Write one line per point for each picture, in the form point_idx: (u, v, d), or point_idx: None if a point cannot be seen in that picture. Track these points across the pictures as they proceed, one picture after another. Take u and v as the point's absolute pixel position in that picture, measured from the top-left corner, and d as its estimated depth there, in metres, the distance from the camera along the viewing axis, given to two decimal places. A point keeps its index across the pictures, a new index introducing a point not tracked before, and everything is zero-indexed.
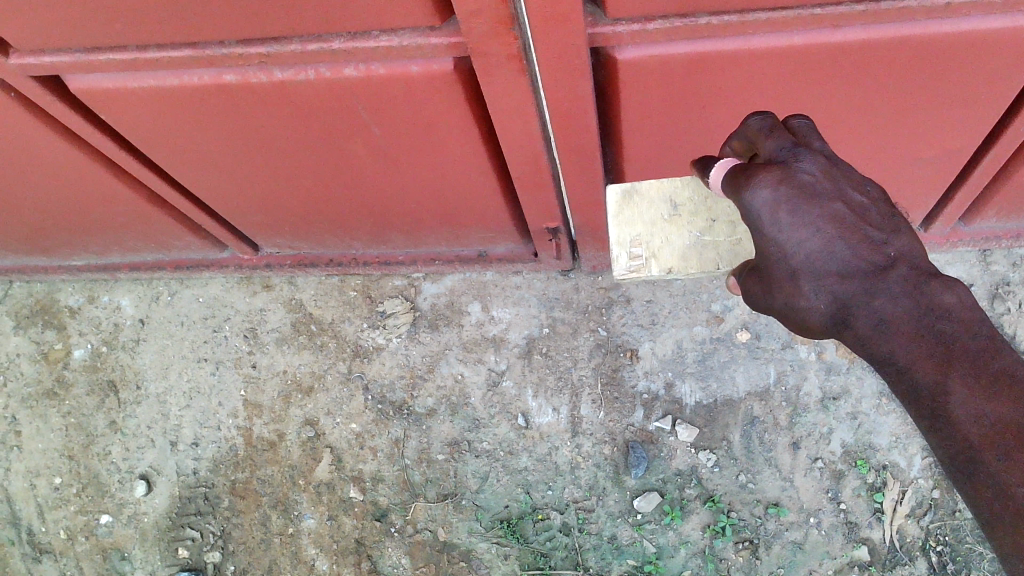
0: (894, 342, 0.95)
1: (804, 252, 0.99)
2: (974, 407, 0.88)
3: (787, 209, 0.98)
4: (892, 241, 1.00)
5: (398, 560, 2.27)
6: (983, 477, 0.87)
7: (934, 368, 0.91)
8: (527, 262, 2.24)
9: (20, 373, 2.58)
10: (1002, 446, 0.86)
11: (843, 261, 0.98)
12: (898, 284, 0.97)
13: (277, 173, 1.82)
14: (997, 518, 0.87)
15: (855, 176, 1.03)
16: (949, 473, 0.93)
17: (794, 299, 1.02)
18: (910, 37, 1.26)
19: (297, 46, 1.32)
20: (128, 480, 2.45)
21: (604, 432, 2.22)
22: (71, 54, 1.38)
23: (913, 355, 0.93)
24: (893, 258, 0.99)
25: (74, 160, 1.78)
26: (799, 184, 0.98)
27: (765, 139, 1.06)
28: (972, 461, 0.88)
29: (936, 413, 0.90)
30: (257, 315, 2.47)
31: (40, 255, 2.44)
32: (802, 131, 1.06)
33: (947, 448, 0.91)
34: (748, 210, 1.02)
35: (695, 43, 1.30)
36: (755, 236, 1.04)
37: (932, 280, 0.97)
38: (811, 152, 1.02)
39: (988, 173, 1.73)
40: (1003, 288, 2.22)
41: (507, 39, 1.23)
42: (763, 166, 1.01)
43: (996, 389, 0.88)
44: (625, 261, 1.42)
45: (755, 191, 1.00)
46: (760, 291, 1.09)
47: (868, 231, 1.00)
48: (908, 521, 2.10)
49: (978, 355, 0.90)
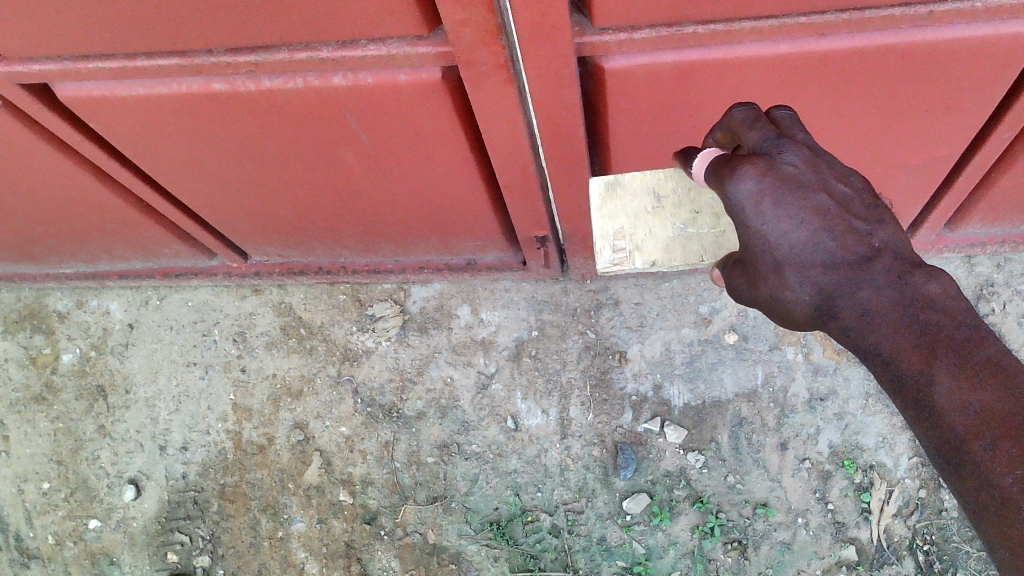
0: (881, 332, 0.96)
1: (789, 244, 1.00)
2: (960, 397, 0.90)
3: (771, 200, 0.99)
4: (876, 231, 1.01)
5: (387, 563, 2.27)
6: (971, 467, 0.89)
7: (920, 359, 0.93)
8: (515, 271, 2.24)
9: (9, 378, 2.57)
10: (989, 435, 0.88)
11: (828, 253, 1.00)
12: (883, 275, 0.98)
13: (265, 180, 1.82)
14: (983, 508, 0.89)
15: (838, 167, 1.04)
16: (936, 463, 0.95)
17: (779, 291, 1.03)
18: (894, 45, 1.27)
19: (285, 54, 1.32)
20: (117, 485, 2.45)
21: (593, 434, 2.23)
22: (59, 61, 1.38)
23: (898, 346, 0.95)
24: (878, 249, 1.00)
25: (60, 167, 1.77)
26: (783, 175, 0.99)
27: (749, 129, 1.07)
28: (958, 450, 0.90)
29: (923, 403, 0.92)
30: (247, 318, 2.47)
31: (28, 263, 2.44)
32: (785, 122, 1.08)
33: (934, 439, 0.93)
34: (732, 201, 1.03)
35: (682, 52, 1.31)
36: (740, 227, 1.05)
37: (915, 271, 0.98)
38: (794, 143, 1.03)
39: (972, 179, 1.75)
40: (988, 290, 2.24)
41: (495, 49, 1.23)
42: (746, 157, 1.02)
43: (982, 379, 0.90)
44: (608, 254, 1.41)
45: (739, 182, 1.01)
46: (745, 284, 1.08)
47: (854, 223, 1.00)
48: (895, 521, 2.11)
49: (962, 345, 0.92)
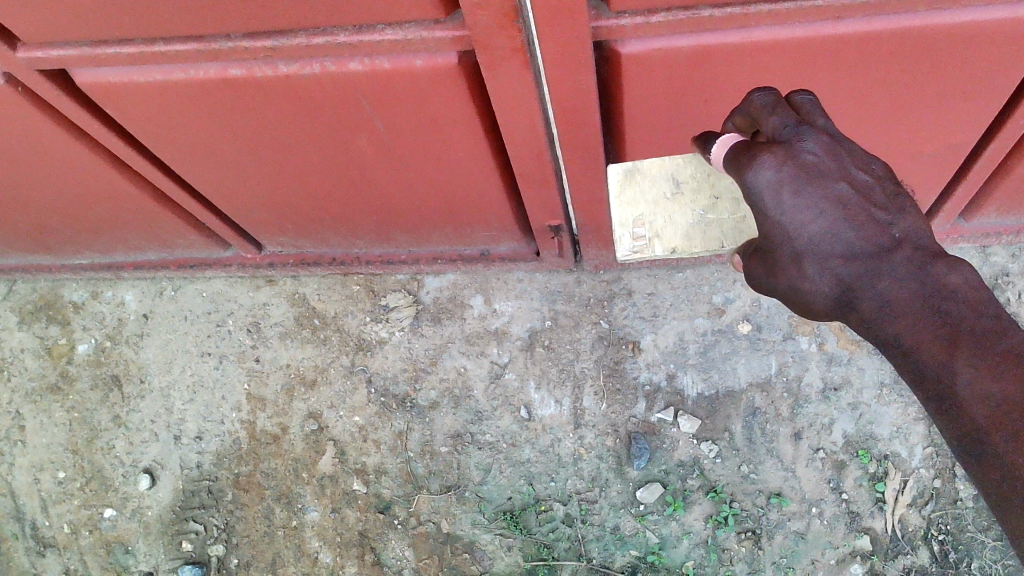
0: (900, 323, 0.95)
1: (808, 234, 1.00)
2: (982, 387, 0.88)
3: (791, 189, 0.99)
4: (898, 222, 1.01)
5: (401, 552, 2.28)
6: (991, 458, 0.87)
7: (939, 350, 0.92)
8: (528, 261, 2.25)
9: (24, 369, 2.58)
10: (1011, 427, 0.86)
11: (847, 244, 1.00)
12: (903, 266, 0.98)
13: (281, 168, 1.82)
14: (1007, 501, 0.87)
15: (859, 155, 1.03)
16: (957, 457, 0.93)
17: (798, 282, 1.04)
18: (912, 28, 1.27)
19: (302, 39, 1.32)
20: (131, 474, 2.46)
21: (606, 424, 2.23)
22: (78, 47, 1.39)
23: (919, 337, 0.93)
24: (898, 239, 1.00)
25: (78, 157, 1.79)
26: (803, 164, 1.00)
27: (768, 116, 1.05)
28: (979, 443, 0.89)
29: (943, 395, 0.91)
30: (261, 309, 2.48)
31: (44, 254, 2.45)
32: (805, 107, 1.06)
33: (953, 430, 0.92)
34: (751, 189, 1.02)
35: (698, 36, 1.30)
36: (758, 217, 1.05)
37: (937, 261, 0.98)
38: (814, 130, 1.02)
39: (985, 171, 1.77)
40: (1003, 279, 2.24)
41: (511, 33, 1.24)
42: (766, 146, 1.01)
43: (1004, 369, 0.88)
44: (628, 242, 1.42)
45: (759, 170, 1.00)
46: (763, 272, 1.10)
47: (874, 213, 1.00)
48: (910, 511, 2.11)
49: (985, 335, 0.91)
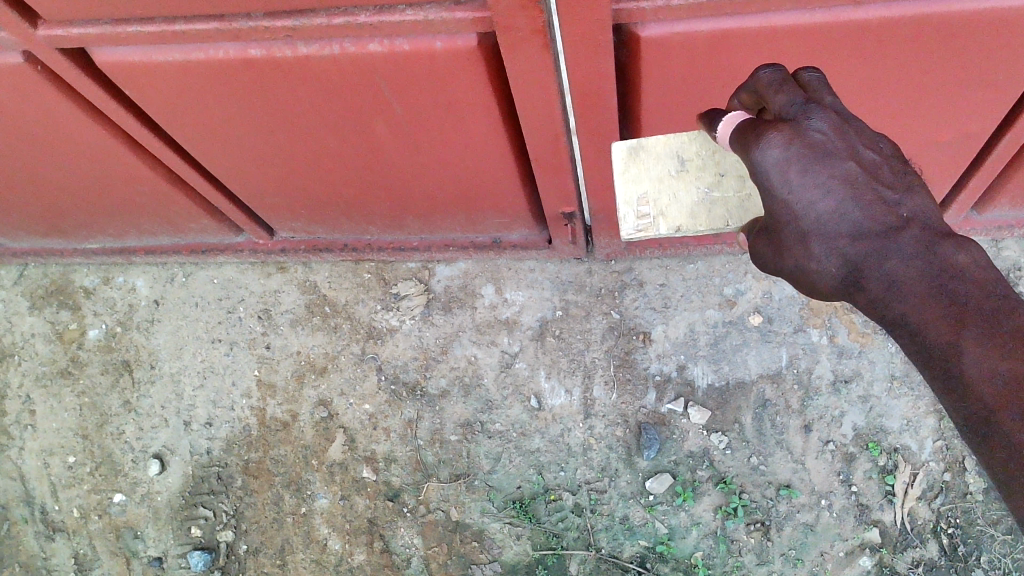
0: (908, 303, 0.95)
1: (816, 214, 0.99)
2: (988, 366, 0.89)
3: (797, 167, 0.98)
4: (905, 201, 1.00)
5: (410, 540, 2.28)
6: (997, 436, 0.89)
7: (947, 329, 0.91)
8: (540, 250, 2.26)
9: (36, 353, 2.59)
10: (1018, 405, 0.88)
11: (853, 224, 0.99)
12: (911, 245, 0.97)
13: (296, 151, 1.83)
14: (1013, 480, 0.88)
15: (867, 134, 1.02)
16: (963, 435, 0.94)
17: (805, 262, 1.03)
18: (931, 14, 1.27)
19: (322, 19, 1.32)
20: (141, 460, 2.47)
21: (617, 414, 2.23)
22: (99, 26, 1.39)
23: (927, 316, 0.93)
24: (906, 219, 0.99)
25: (94, 138, 1.79)
26: (810, 143, 0.98)
27: (774, 93, 1.05)
28: (986, 421, 0.90)
29: (950, 374, 0.91)
30: (272, 296, 2.48)
31: (57, 238, 2.46)
32: (813, 84, 1.06)
33: (960, 409, 0.92)
34: (756, 167, 1.01)
35: (716, 19, 1.31)
36: (766, 197, 1.04)
37: (945, 241, 0.97)
38: (822, 108, 1.01)
39: (1000, 161, 1.78)
40: (1015, 273, 2.24)
41: (533, 13, 1.23)
42: (772, 123, 1.00)
43: (1010, 347, 0.89)
44: (632, 220, 1.36)
45: (765, 149, 0.99)
46: (770, 252, 1.10)
47: (882, 192, 1.00)
48: (920, 504, 2.11)
49: (992, 314, 0.91)
